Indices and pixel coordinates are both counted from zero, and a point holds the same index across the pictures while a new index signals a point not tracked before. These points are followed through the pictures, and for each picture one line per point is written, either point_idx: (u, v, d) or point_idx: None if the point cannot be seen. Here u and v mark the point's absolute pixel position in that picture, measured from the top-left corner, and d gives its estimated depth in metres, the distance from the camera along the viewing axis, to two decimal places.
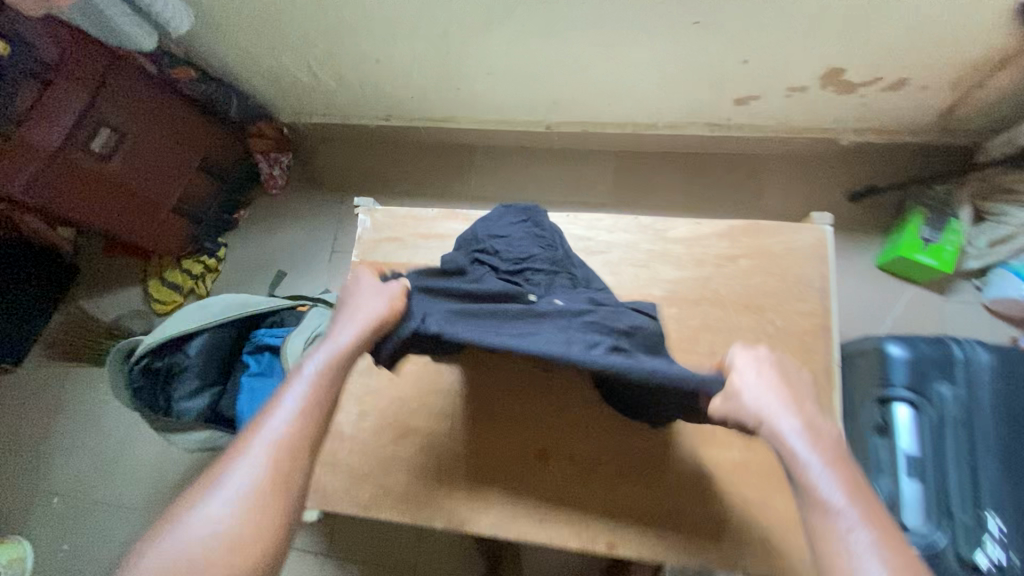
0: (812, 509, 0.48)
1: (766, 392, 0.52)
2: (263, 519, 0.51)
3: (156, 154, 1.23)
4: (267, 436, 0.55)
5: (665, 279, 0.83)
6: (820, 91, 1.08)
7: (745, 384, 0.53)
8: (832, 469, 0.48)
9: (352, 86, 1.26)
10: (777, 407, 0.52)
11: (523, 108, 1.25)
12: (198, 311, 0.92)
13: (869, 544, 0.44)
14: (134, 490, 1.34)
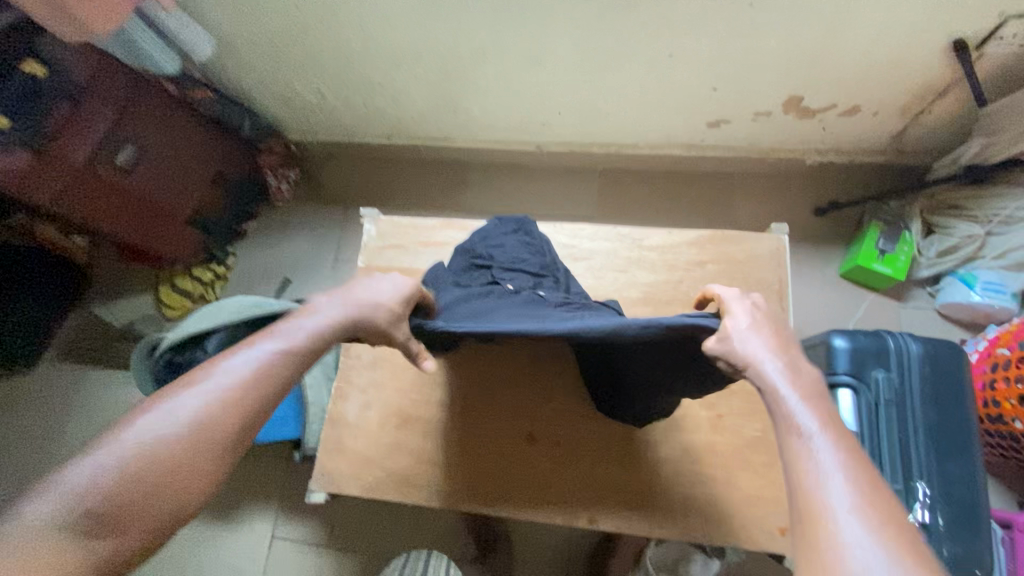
0: (787, 434, 0.50)
1: (756, 337, 0.57)
2: (204, 447, 0.51)
3: (175, 169, 1.31)
4: (226, 373, 0.54)
5: (641, 282, 0.92)
6: (783, 116, 1.19)
7: (741, 328, 0.57)
8: (809, 402, 0.52)
9: (358, 108, 1.36)
10: (765, 351, 0.56)
11: (515, 129, 1.36)
12: (215, 311, 1.01)
13: (836, 463, 0.47)
14: None
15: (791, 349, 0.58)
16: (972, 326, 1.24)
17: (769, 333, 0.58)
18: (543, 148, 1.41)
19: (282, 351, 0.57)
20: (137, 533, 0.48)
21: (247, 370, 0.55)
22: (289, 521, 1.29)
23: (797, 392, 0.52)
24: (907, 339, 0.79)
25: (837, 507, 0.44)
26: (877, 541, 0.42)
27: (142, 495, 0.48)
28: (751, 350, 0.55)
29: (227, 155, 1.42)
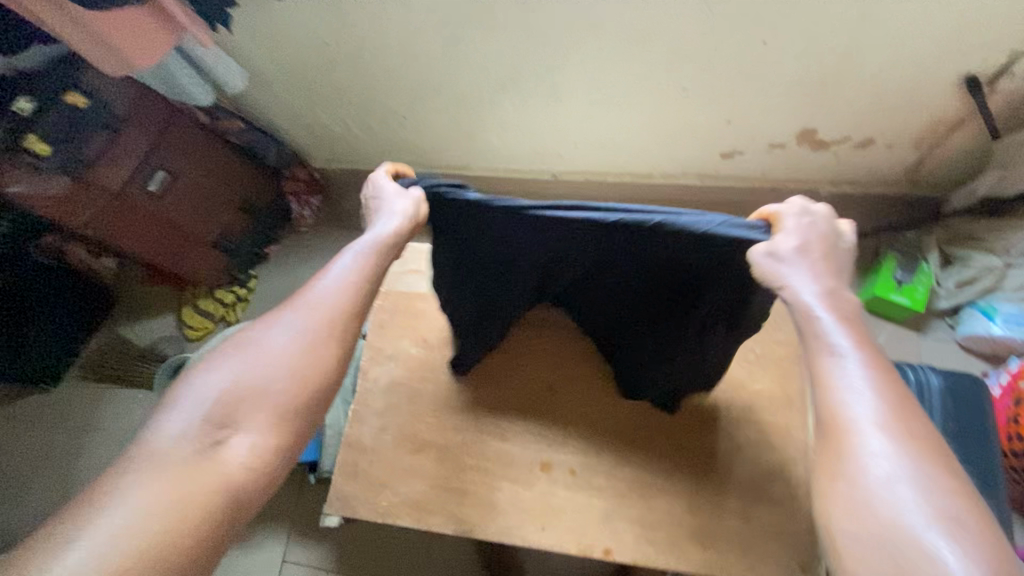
0: (817, 353, 0.52)
1: (801, 252, 0.54)
2: (302, 366, 0.57)
3: (204, 194, 1.36)
4: (311, 303, 0.60)
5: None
6: (797, 148, 1.21)
7: (787, 245, 0.53)
8: (841, 322, 0.53)
9: (381, 138, 1.41)
10: (807, 268, 0.54)
11: (531, 159, 1.39)
12: None
13: (866, 383, 0.50)
14: None
15: (835, 267, 0.56)
16: (995, 359, 1.22)
17: (812, 244, 0.55)
18: (560, 177, 1.44)
19: (356, 274, 0.60)
20: (247, 432, 0.55)
21: (328, 296, 0.60)
22: (301, 544, 1.28)
23: (832, 313, 0.53)
24: (929, 372, 0.79)
25: (859, 417, 0.49)
26: (893, 449, 0.47)
27: (254, 398, 0.56)
28: (795, 270, 0.53)
29: (253, 181, 1.48)
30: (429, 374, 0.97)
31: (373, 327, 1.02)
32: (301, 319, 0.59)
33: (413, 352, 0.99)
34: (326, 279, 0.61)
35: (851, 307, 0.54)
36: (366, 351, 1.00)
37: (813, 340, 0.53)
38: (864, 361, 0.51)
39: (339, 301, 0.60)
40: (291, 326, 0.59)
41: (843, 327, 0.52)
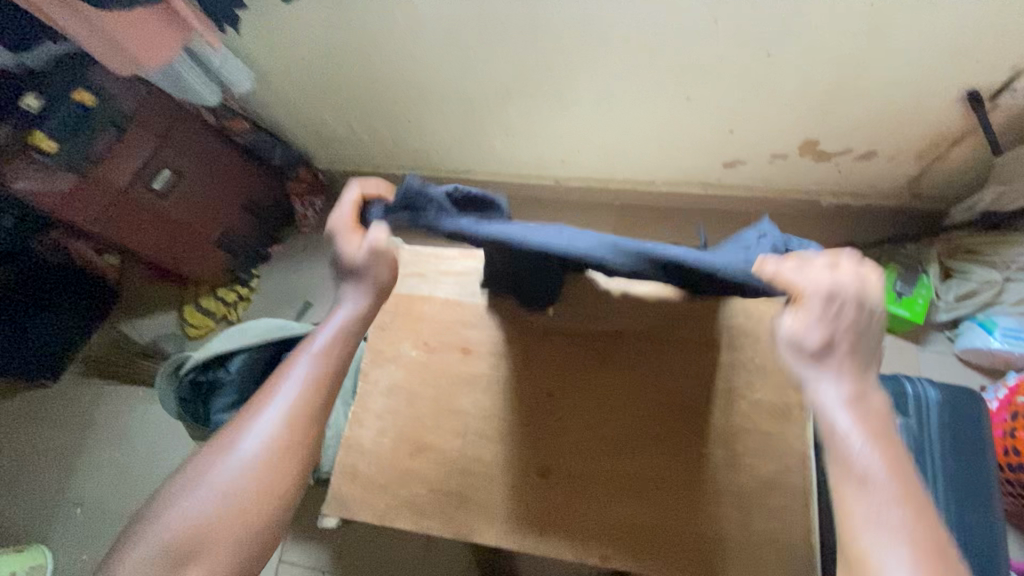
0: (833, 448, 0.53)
1: (815, 332, 0.54)
2: (265, 476, 0.62)
3: (208, 194, 1.37)
4: (275, 402, 0.64)
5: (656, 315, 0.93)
6: (799, 159, 1.21)
7: (796, 328, 0.54)
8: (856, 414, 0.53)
9: (385, 141, 1.41)
10: (820, 350, 0.54)
11: (534, 165, 1.40)
12: (238, 333, 1.04)
13: (883, 506, 0.49)
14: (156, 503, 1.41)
15: (864, 366, 0.54)
16: (993, 372, 1.23)
17: (832, 318, 0.53)
18: (563, 182, 1.44)
19: (307, 382, 0.65)
20: (206, 561, 0.59)
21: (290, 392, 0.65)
22: (299, 545, 1.29)
23: (851, 414, 0.53)
24: (926, 385, 0.79)
25: (872, 545, 0.48)
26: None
27: (211, 529, 0.60)
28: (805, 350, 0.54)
29: (258, 182, 1.48)
30: (428, 377, 0.97)
31: (374, 328, 1.02)
32: (269, 412, 0.64)
33: (412, 355, 0.99)
34: (293, 370, 0.66)
35: (877, 407, 0.53)
36: (367, 353, 1.01)
37: (834, 450, 0.53)
38: (886, 478, 0.50)
39: (300, 393, 0.65)
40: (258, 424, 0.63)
41: (860, 422, 0.52)
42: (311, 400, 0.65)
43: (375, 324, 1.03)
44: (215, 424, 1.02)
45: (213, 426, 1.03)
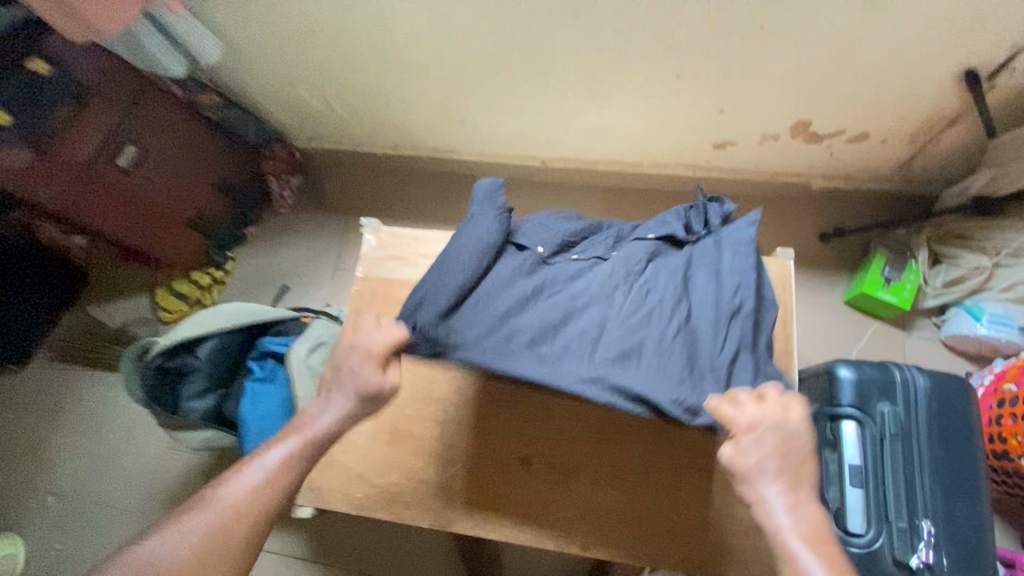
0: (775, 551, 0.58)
1: (764, 454, 0.60)
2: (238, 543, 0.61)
3: (177, 173, 1.31)
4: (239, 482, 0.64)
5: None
6: (790, 141, 1.18)
7: (746, 452, 0.61)
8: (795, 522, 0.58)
9: (364, 118, 1.35)
10: (768, 470, 0.60)
11: (519, 145, 1.35)
12: (207, 318, 0.99)
13: None
14: (132, 491, 1.38)
15: (801, 471, 0.61)
16: (978, 358, 1.22)
17: (775, 445, 0.61)
18: (548, 163, 1.40)
19: (292, 457, 0.66)
20: None
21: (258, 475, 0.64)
22: (278, 533, 1.26)
23: (792, 517, 0.58)
24: (915, 371, 0.75)
25: None
26: None
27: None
28: (751, 467, 0.60)
29: (232, 162, 1.42)
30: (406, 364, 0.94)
31: (350, 313, 0.98)
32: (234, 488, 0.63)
33: None
34: (265, 455, 0.66)
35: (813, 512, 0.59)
36: None
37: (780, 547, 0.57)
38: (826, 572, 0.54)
39: (269, 480, 0.64)
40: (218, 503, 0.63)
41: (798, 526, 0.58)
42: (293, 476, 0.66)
43: (350, 309, 0.99)
44: (184, 413, 0.98)
45: (183, 415, 0.98)
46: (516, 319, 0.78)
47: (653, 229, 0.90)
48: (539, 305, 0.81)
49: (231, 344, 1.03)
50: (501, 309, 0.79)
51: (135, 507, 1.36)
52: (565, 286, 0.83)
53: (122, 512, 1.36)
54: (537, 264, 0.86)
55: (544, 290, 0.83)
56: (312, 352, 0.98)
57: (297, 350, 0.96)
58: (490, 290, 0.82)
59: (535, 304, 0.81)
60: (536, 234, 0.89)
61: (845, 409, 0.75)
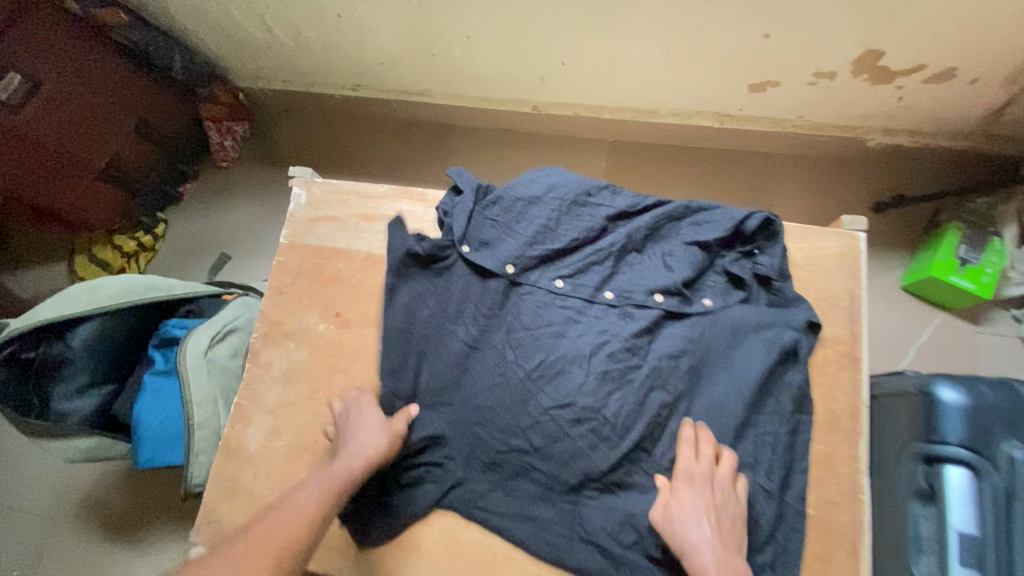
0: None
1: (699, 522, 0.53)
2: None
3: (85, 113, 1.04)
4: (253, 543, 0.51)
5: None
6: (851, 80, 0.92)
7: (682, 508, 0.54)
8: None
9: (313, 48, 1.08)
10: (704, 539, 0.52)
11: (506, 84, 1.09)
12: (82, 294, 0.76)
13: None
14: (30, 506, 1.08)
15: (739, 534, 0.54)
16: None
17: (715, 510, 0.54)
18: (542, 110, 1.14)
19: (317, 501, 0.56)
20: None
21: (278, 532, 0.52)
22: None
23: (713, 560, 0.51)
24: None
25: None
26: None
27: None
28: (690, 539, 0.53)
29: (156, 102, 1.16)
30: (340, 361, 0.71)
31: (270, 292, 0.75)
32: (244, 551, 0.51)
33: (320, 330, 0.73)
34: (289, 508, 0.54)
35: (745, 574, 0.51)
36: (259, 325, 0.74)
37: None
38: None
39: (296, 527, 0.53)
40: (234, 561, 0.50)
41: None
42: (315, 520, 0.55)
43: (271, 287, 0.75)
44: (53, 416, 0.75)
45: (50, 418, 0.75)
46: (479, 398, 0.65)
47: (662, 246, 0.68)
48: (505, 379, 0.65)
49: (119, 328, 0.80)
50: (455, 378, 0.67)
51: (44, 508, 1.08)
52: (540, 340, 0.66)
53: (16, 533, 1.07)
54: (508, 291, 0.69)
55: (510, 347, 0.67)
56: (217, 342, 0.76)
57: (197, 338, 0.74)
58: (444, 341, 0.68)
59: (501, 371, 0.66)
60: (507, 244, 0.69)
61: (949, 450, 0.53)
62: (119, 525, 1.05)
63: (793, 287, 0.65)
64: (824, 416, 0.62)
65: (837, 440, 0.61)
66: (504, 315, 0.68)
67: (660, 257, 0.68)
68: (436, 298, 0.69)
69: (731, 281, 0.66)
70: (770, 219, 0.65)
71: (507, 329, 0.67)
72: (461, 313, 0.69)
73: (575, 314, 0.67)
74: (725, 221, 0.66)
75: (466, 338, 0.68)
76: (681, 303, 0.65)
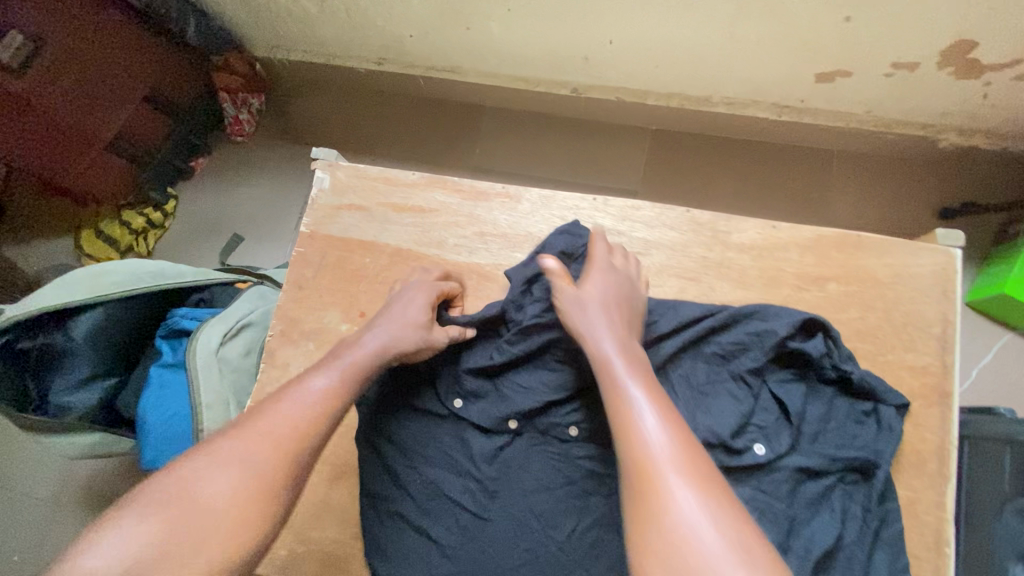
0: (614, 402, 0.45)
1: (593, 302, 0.52)
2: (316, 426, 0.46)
3: (88, 81, 0.96)
4: (268, 428, 0.45)
5: (670, 247, 0.63)
6: (933, 73, 0.82)
7: (585, 293, 0.53)
8: (647, 380, 0.46)
9: (336, 14, 0.99)
10: (603, 323, 0.51)
11: (546, 63, 1.00)
12: (86, 280, 0.70)
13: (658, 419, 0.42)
14: (38, 490, 1.03)
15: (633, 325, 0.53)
16: None
17: (613, 295, 0.54)
18: (581, 93, 1.05)
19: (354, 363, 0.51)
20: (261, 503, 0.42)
21: (296, 412, 0.46)
22: None
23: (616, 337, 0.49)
24: None
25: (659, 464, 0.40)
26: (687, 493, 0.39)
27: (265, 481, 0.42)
28: (583, 320, 0.51)
29: (166, 70, 1.08)
30: None
31: (288, 285, 0.68)
32: (264, 428, 0.45)
33: (343, 331, 0.66)
34: (309, 383, 0.48)
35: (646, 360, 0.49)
36: (276, 323, 0.67)
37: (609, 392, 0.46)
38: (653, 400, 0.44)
39: (320, 403, 0.47)
40: (256, 436, 0.44)
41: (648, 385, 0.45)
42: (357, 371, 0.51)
43: (288, 281, 0.68)
44: (52, 411, 0.69)
45: (49, 413, 0.69)
46: (500, 556, 0.55)
47: (685, 369, 0.57)
48: (532, 532, 0.55)
49: (125, 318, 0.74)
50: (470, 531, 0.56)
51: (52, 492, 1.03)
52: (557, 479, 0.57)
53: (21, 517, 1.02)
54: (516, 443, 0.59)
55: (531, 499, 0.56)
56: (230, 338, 0.70)
57: (210, 333, 0.68)
58: (449, 492, 0.58)
59: (524, 526, 0.55)
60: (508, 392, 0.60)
61: None
62: None
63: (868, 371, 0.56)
64: (908, 457, 0.55)
65: (921, 484, 0.54)
66: (515, 460, 0.59)
67: (692, 381, 0.57)
68: (429, 452, 0.59)
69: (792, 390, 0.56)
70: (817, 324, 0.55)
71: (519, 476, 0.58)
72: (468, 457, 0.59)
73: (600, 456, 0.58)
74: (761, 336, 0.56)
75: (479, 482, 0.58)
76: (728, 435, 0.53)
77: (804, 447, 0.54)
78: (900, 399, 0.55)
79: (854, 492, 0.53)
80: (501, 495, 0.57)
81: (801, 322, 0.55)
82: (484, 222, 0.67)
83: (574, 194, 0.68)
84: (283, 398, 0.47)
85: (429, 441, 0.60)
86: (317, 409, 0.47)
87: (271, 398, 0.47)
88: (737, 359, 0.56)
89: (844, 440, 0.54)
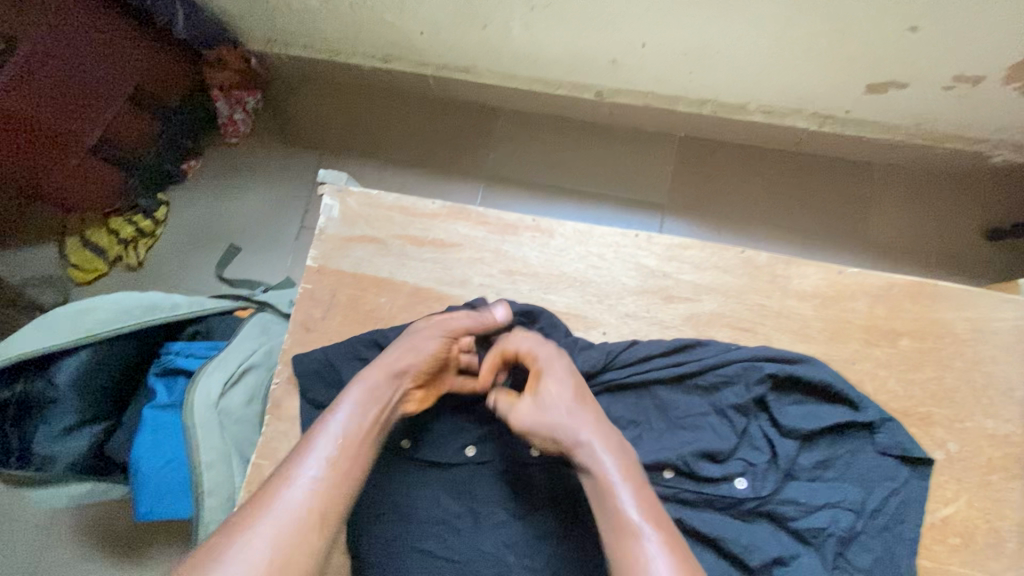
0: (608, 527, 0.42)
1: (564, 406, 0.47)
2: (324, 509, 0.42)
3: (71, 78, 0.87)
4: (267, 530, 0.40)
5: (723, 293, 0.58)
6: (997, 87, 0.75)
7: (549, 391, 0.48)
8: (644, 501, 0.43)
9: (340, 8, 0.90)
10: (577, 423, 0.46)
11: (569, 65, 0.91)
12: (71, 320, 0.65)
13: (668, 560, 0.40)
14: (14, 523, 0.89)
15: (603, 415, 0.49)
16: None
17: (576, 385, 0.49)
18: (605, 98, 0.97)
19: (355, 433, 0.46)
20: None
21: (286, 517, 0.40)
22: None
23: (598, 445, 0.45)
24: None
25: None
26: None
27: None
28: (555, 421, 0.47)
29: (157, 69, 0.98)
30: None
31: (296, 326, 0.62)
32: (260, 540, 0.39)
33: None
34: (307, 465, 0.43)
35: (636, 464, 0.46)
36: (283, 368, 0.61)
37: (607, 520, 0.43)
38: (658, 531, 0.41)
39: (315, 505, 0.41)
40: (254, 545, 0.39)
41: (647, 510, 0.42)
42: (358, 447, 0.45)
43: (295, 321, 0.62)
44: (37, 462, 0.63)
45: (35, 465, 0.63)
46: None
47: (656, 412, 0.53)
48: (508, 565, 0.51)
49: (112, 357, 0.68)
50: (442, 556, 0.51)
51: (33, 525, 0.88)
52: (523, 505, 0.53)
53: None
54: (481, 470, 0.55)
55: (502, 532, 0.52)
56: (230, 384, 0.64)
57: (208, 382, 0.62)
58: (413, 514, 0.53)
59: (500, 563, 0.51)
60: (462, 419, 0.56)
61: None
62: (117, 562, 0.87)
63: (902, 432, 0.51)
64: (987, 535, 0.50)
65: (1002, 567, 0.49)
66: (480, 487, 0.54)
67: (657, 409, 0.53)
68: (388, 475, 0.55)
69: (779, 427, 0.52)
70: (809, 365, 0.52)
71: (487, 500, 0.53)
72: (431, 493, 0.54)
73: (566, 483, 0.53)
74: (745, 369, 0.52)
75: (446, 523, 0.53)
76: (700, 467, 0.50)
77: (793, 485, 0.50)
78: (923, 456, 0.50)
79: (875, 544, 0.49)
80: (469, 521, 0.53)
81: (790, 362, 0.52)
82: (513, 259, 0.62)
83: (614, 229, 0.62)
84: (275, 497, 0.41)
85: (392, 466, 0.55)
86: (316, 512, 0.41)
87: (253, 503, 0.42)
88: (720, 392, 0.52)
89: (900, 514, 0.50)
